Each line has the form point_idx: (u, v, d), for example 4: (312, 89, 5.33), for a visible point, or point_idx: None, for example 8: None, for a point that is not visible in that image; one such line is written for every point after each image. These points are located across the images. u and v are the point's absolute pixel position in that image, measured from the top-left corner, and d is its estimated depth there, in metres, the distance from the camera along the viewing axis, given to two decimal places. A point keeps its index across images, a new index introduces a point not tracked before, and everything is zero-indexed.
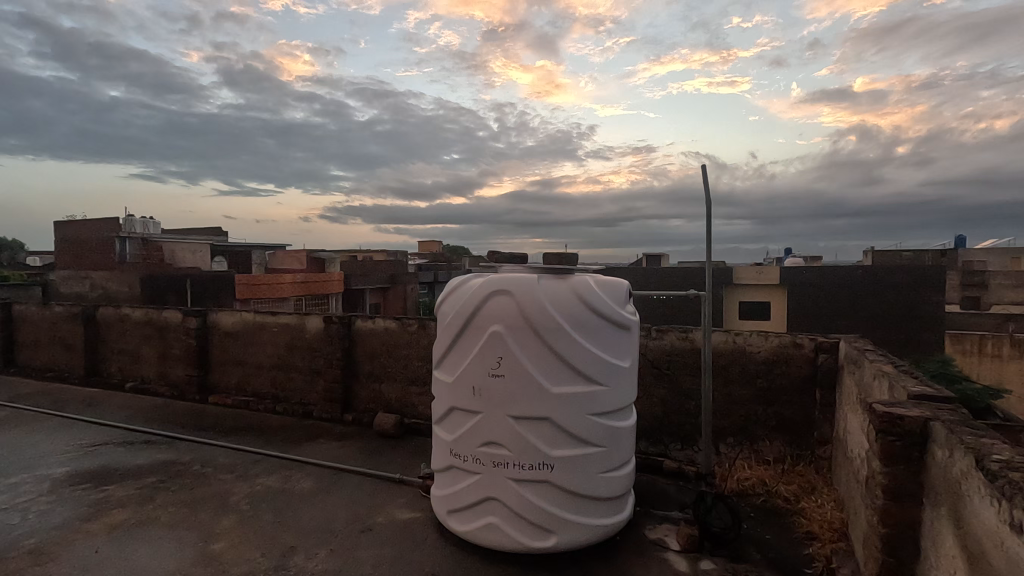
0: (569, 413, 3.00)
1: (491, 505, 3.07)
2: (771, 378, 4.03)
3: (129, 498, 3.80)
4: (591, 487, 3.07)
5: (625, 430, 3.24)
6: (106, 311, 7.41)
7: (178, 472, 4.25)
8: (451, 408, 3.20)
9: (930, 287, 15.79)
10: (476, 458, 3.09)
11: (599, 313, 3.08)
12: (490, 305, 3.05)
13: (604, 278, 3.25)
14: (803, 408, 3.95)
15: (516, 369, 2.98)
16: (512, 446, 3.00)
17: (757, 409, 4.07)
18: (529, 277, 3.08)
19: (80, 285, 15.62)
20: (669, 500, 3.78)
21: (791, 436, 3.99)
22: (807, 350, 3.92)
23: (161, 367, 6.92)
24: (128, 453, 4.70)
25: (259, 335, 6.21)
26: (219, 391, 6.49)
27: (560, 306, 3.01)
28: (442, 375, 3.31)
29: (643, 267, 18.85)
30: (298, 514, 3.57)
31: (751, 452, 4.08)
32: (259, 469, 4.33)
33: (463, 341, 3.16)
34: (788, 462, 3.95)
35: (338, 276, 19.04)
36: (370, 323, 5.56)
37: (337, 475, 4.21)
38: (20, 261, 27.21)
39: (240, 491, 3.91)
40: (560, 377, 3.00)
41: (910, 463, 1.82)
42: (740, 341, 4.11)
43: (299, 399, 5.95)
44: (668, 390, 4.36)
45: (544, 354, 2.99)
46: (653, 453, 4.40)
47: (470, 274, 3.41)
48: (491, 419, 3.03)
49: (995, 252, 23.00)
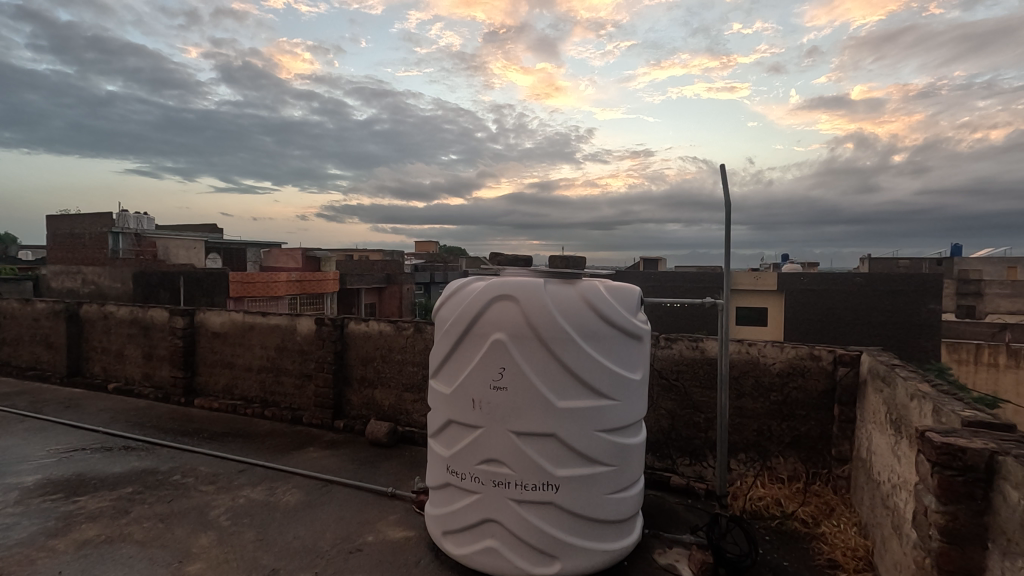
0: (576, 430, 2.77)
1: (490, 527, 2.84)
2: (785, 392, 3.82)
3: (102, 511, 3.54)
4: (598, 509, 2.84)
5: (635, 447, 3.01)
6: (90, 308, 7.15)
7: (156, 482, 4.00)
8: (449, 422, 2.97)
9: (927, 296, 15.63)
10: (475, 477, 2.86)
11: (610, 322, 2.85)
12: (493, 311, 2.83)
13: (614, 283, 3.03)
14: (821, 424, 3.74)
15: (520, 381, 2.76)
16: (514, 465, 2.77)
17: (771, 424, 3.86)
18: (536, 281, 2.85)
19: (71, 280, 15.31)
20: (679, 521, 3.56)
21: (806, 454, 3.77)
22: (825, 362, 3.71)
23: (144, 367, 6.65)
24: (104, 460, 4.45)
25: (248, 336, 5.97)
26: (206, 393, 6.24)
27: (568, 314, 2.79)
28: (439, 385, 3.08)
29: (640, 272, 18.73)
30: (282, 532, 3.33)
31: (764, 469, 3.87)
32: (243, 480, 4.08)
33: (462, 348, 2.93)
34: (804, 480, 3.74)
35: (333, 275, 18.79)
36: (363, 325, 5.33)
37: (326, 488, 3.97)
38: (12, 254, 26.76)
39: (222, 505, 3.66)
40: (567, 390, 2.77)
41: (973, 503, 1.61)
42: (753, 351, 3.91)
43: (289, 403, 5.71)
44: (677, 402, 4.14)
45: (550, 366, 2.76)
46: (659, 468, 4.19)
47: (471, 278, 3.18)
48: (492, 434, 2.80)
49: (991, 260, 22.81)
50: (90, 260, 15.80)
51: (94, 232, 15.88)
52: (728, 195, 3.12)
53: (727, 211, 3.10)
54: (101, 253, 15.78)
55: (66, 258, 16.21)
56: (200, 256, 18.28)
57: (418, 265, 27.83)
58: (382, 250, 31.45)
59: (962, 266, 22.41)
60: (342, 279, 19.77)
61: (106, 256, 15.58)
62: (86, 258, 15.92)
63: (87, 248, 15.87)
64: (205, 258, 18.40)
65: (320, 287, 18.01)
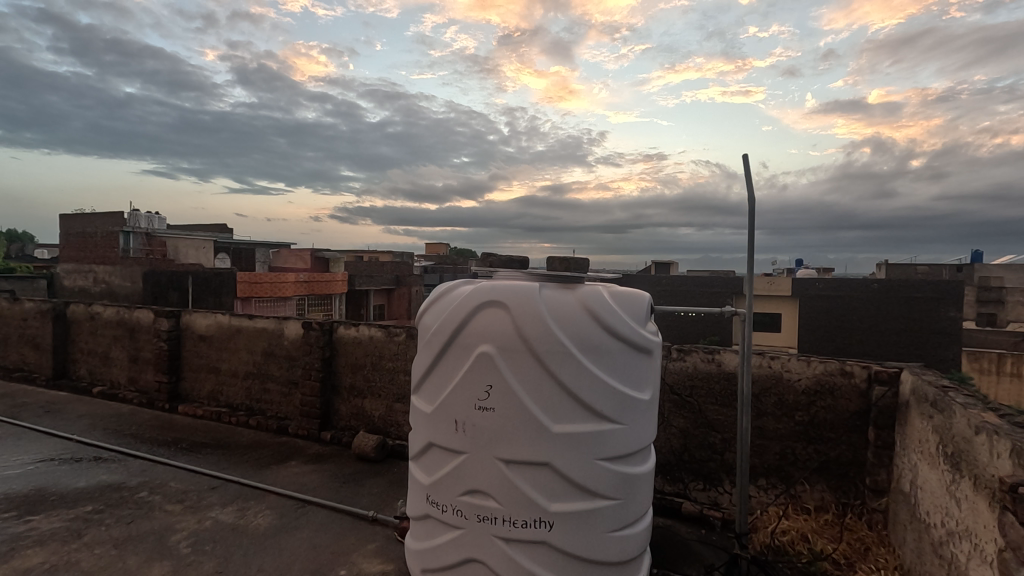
0: (573, 459, 2.38)
1: (473, 568, 2.47)
2: (812, 412, 3.41)
3: (54, 533, 3.23)
4: (599, 550, 2.45)
5: (642, 476, 2.62)
6: (77, 308, 6.92)
7: (120, 500, 3.68)
8: (430, 445, 2.61)
9: (948, 303, 14.92)
10: (457, 510, 2.49)
11: (615, 334, 2.47)
12: (480, 320, 2.46)
13: (621, 289, 2.65)
14: (853, 449, 3.32)
15: (509, 401, 2.38)
16: (502, 498, 2.40)
17: (796, 447, 3.46)
18: (530, 285, 2.48)
19: (83, 279, 15.30)
20: (691, 557, 3.17)
21: (836, 481, 3.36)
22: (858, 379, 3.29)
23: (130, 370, 6.38)
24: (70, 472, 4.14)
25: (234, 341, 5.66)
26: (191, 400, 5.94)
27: (566, 324, 2.41)
28: (420, 402, 2.71)
29: (652, 276, 18.32)
30: (246, 564, 2.97)
31: (788, 498, 3.46)
32: (213, 498, 3.75)
33: (445, 362, 2.56)
34: (833, 512, 3.33)
35: (341, 276, 18.57)
36: (353, 330, 4.99)
37: (302, 509, 3.62)
38: (29, 253, 26.95)
39: (185, 528, 3.33)
40: (565, 413, 2.39)
41: None
42: (776, 365, 3.51)
43: (275, 412, 5.39)
44: (690, 420, 3.75)
45: (544, 384, 2.38)
46: (669, 492, 3.81)
47: (459, 279, 2.81)
48: (477, 462, 2.43)
49: (1020, 267, 21.68)
50: (100, 259, 15.79)
51: (105, 231, 15.89)
52: (751, 189, 2.70)
53: (750, 206, 2.68)
54: (112, 252, 15.79)
55: (77, 256, 16.15)
56: (208, 256, 18.20)
57: (430, 267, 27.61)
58: (394, 253, 31.42)
59: (984, 272, 21.56)
60: (350, 279, 19.51)
61: (117, 255, 15.57)
62: (97, 256, 15.90)
63: (98, 247, 15.85)
64: (213, 258, 18.30)
65: (327, 287, 17.69)
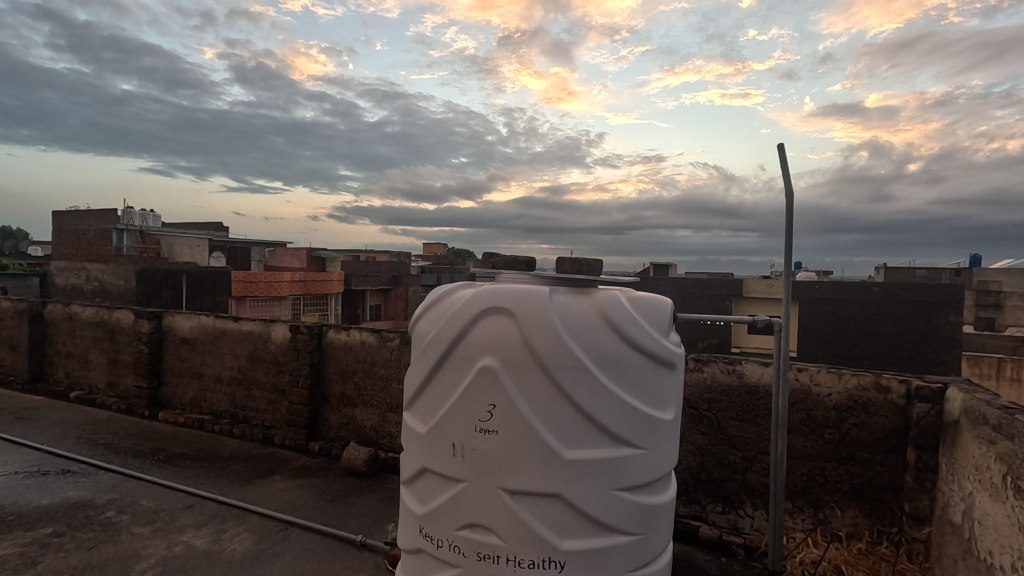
0: (588, 489, 2.07)
1: None
2: (843, 429, 3.11)
3: (5, 561, 2.90)
4: None
5: (664, 507, 2.32)
6: (55, 309, 6.59)
7: (83, 521, 3.35)
8: (425, 471, 2.29)
9: (948, 307, 14.67)
10: (455, 546, 2.17)
11: (634, 346, 2.16)
12: (481, 329, 2.15)
13: (641, 295, 2.34)
14: (889, 471, 3.02)
15: (513, 423, 2.07)
16: (506, 534, 2.08)
17: (825, 468, 3.16)
18: (539, 289, 2.16)
19: (74, 277, 14.94)
20: None
21: (870, 506, 3.06)
22: (896, 395, 2.99)
23: (109, 374, 6.04)
24: (33, 488, 3.82)
25: (218, 344, 5.33)
26: (173, 407, 5.61)
27: (580, 334, 2.10)
28: (413, 422, 2.39)
29: (653, 279, 18.02)
30: None
31: (816, 523, 3.17)
32: (187, 519, 3.43)
33: (442, 376, 2.24)
34: (866, 540, 3.03)
35: (338, 275, 18.15)
36: (344, 335, 4.68)
37: (283, 532, 3.31)
38: (22, 252, 26.52)
39: (152, 555, 3.01)
40: (578, 437, 2.08)
41: None
42: (804, 378, 3.22)
43: (260, 420, 5.06)
44: (708, 437, 3.45)
45: (554, 404, 2.07)
46: (684, 515, 3.51)
47: (458, 282, 2.48)
48: (477, 491, 2.12)
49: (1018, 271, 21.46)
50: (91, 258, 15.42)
51: (96, 228, 15.52)
52: (789, 182, 2.38)
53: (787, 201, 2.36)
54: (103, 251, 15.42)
55: (68, 254, 15.76)
56: (202, 255, 17.85)
57: (428, 267, 27.30)
58: (393, 254, 31.17)
59: (983, 276, 21.33)
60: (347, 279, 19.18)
61: (109, 254, 15.19)
62: (88, 254, 15.52)
63: (89, 245, 15.49)
64: (207, 257, 17.94)
65: (325, 287, 17.39)
